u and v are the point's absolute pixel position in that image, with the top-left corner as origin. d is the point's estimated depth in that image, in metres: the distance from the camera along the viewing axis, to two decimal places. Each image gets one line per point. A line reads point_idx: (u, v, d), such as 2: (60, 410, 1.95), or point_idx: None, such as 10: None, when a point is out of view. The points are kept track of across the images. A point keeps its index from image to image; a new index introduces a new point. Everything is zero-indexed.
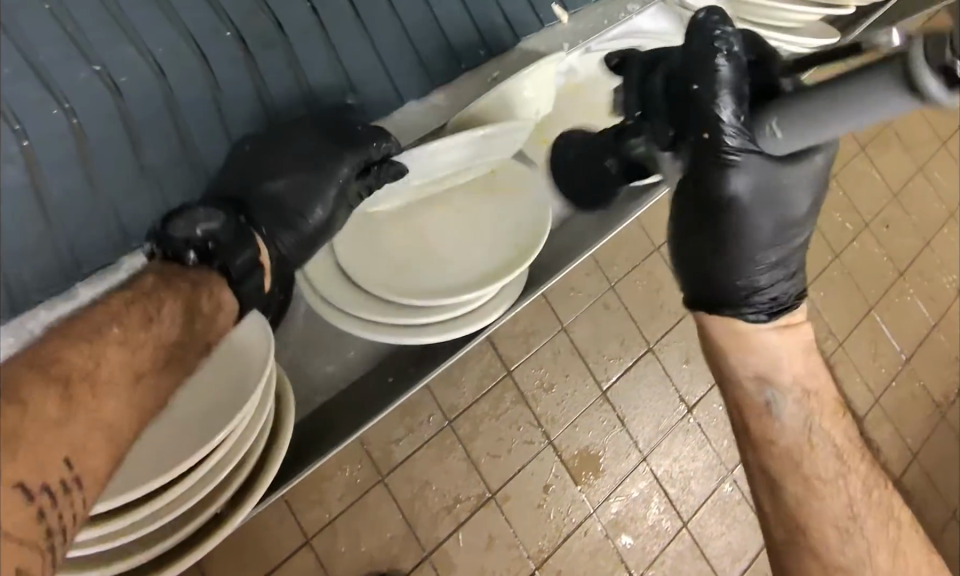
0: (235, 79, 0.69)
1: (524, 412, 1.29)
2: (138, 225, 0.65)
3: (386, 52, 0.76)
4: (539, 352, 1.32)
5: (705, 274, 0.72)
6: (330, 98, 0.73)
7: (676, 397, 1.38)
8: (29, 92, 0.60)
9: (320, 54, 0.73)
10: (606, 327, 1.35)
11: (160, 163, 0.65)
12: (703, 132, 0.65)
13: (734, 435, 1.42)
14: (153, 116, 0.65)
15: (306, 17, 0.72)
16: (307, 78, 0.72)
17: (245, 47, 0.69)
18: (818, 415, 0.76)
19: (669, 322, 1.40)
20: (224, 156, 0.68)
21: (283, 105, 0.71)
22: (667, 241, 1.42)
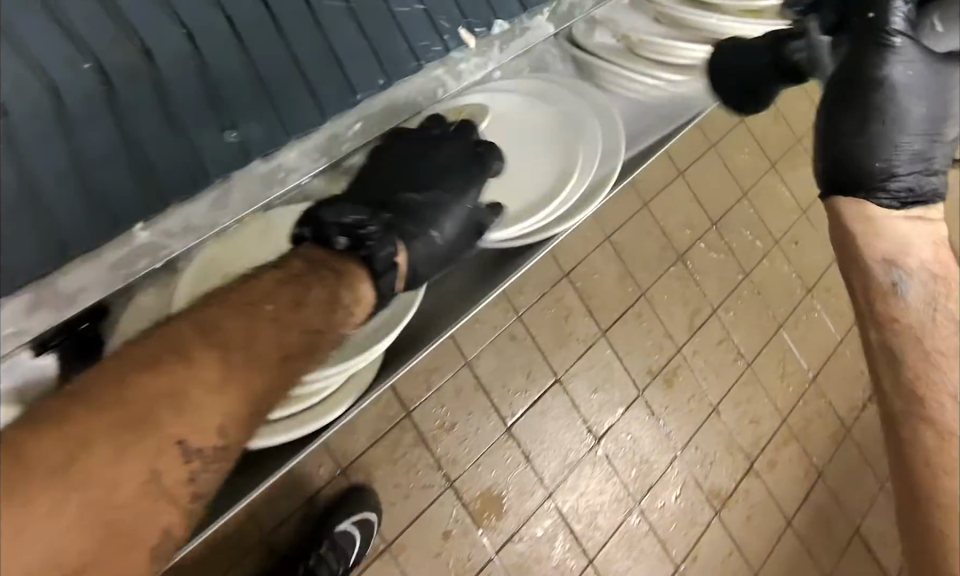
0: (127, 91, 0.52)
1: (423, 455, 1.18)
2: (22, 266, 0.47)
3: (280, 70, 0.57)
4: (441, 391, 1.21)
5: (840, 163, 0.59)
6: (208, 130, 0.54)
7: (583, 429, 1.30)
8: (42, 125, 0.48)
9: (197, 76, 0.54)
10: (512, 360, 1.25)
11: (79, 183, 0.49)
12: (867, 13, 0.57)
13: (643, 463, 1.35)
14: (86, 117, 0.50)
15: (217, 20, 0.55)
16: (216, 80, 0.55)
17: (144, 47, 0.52)
18: (947, 293, 0.56)
19: (578, 349, 1.30)
20: (127, 183, 0.51)
21: (191, 115, 0.54)
22: (577, 266, 1.32)
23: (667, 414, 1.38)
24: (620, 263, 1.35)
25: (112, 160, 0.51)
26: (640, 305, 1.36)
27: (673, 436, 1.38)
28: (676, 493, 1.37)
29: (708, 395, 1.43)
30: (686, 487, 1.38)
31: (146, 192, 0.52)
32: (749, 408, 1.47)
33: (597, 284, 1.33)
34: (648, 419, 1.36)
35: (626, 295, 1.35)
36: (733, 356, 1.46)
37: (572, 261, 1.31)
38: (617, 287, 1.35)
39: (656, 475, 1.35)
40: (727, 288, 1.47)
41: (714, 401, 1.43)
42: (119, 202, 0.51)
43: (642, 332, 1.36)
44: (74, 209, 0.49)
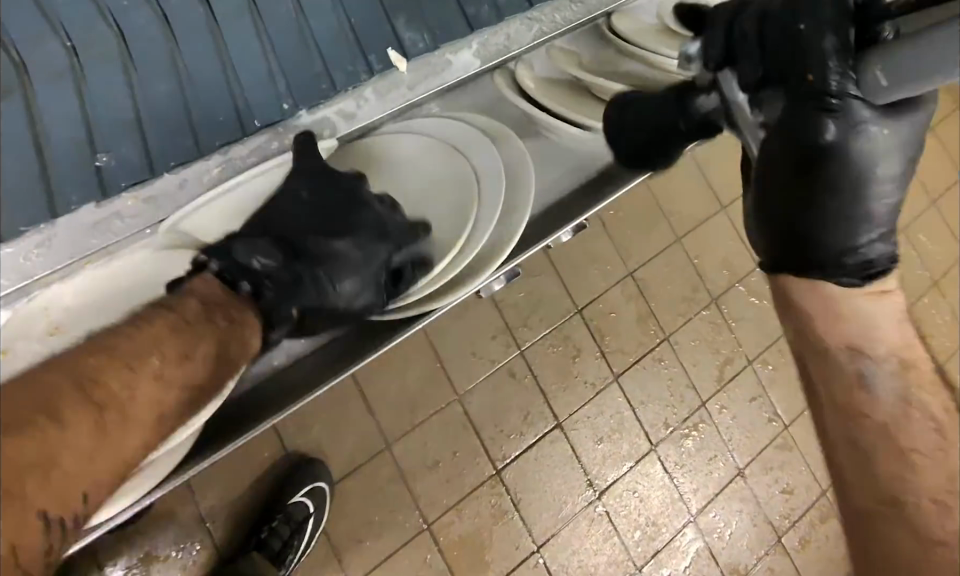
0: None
1: (400, 493, 1.08)
2: None
3: (156, 102, 0.55)
4: (425, 426, 1.11)
5: (788, 236, 0.50)
6: (70, 162, 0.52)
7: (582, 481, 1.18)
8: None
9: (67, 102, 0.52)
10: (508, 399, 1.15)
11: None
12: (804, 73, 0.46)
13: (650, 525, 1.21)
14: None
15: (105, 39, 0.54)
16: (89, 111, 0.53)
17: (17, 66, 0.51)
18: (915, 383, 0.53)
19: (585, 394, 1.18)
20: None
21: (58, 141, 0.52)
22: (592, 302, 1.20)
23: (683, 473, 1.24)
24: (643, 302, 1.23)
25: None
26: (661, 349, 1.23)
27: (688, 498, 1.24)
28: (685, 562, 1.22)
29: (733, 456, 1.27)
30: (698, 557, 1.23)
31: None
32: (782, 475, 1.31)
33: (614, 323, 1.21)
34: (661, 477, 1.22)
35: (646, 337, 1.22)
36: (768, 416, 1.30)
37: (587, 296, 1.20)
38: (637, 328, 1.22)
39: (664, 540, 1.21)
40: (767, 340, 1.31)
41: (740, 463, 1.28)
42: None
43: (661, 381, 1.23)
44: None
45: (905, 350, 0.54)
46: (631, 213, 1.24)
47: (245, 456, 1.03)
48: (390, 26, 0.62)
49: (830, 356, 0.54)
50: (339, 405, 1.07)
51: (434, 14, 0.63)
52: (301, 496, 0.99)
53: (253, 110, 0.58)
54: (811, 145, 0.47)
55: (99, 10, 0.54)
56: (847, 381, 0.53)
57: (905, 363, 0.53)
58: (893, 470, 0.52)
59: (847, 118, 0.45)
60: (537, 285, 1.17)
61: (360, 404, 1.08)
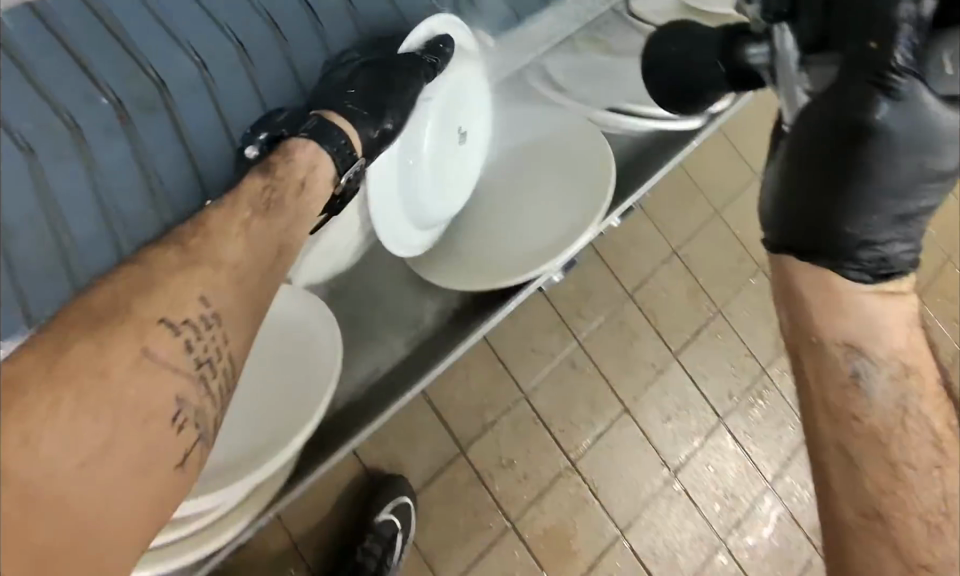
0: (154, 128, 0.56)
1: (480, 494, 1.11)
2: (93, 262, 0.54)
3: None
4: (497, 426, 1.13)
5: (806, 214, 0.48)
6: (220, 171, 0.61)
7: (656, 461, 1.19)
8: (109, 143, 0.54)
9: (204, 113, 0.59)
10: (572, 390, 1.17)
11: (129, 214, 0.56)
12: (870, 42, 0.43)
13: (728, 497, 1.22)
14: (156, 155, 0.57)
15: (224, 44, 0.59)
16: (222, 113, 0.60)
17: (164, 93, 0.56)
18: (916, 390, 0.49)
19: (647, 376, 1.20)
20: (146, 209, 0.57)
21: (199, 145, 0.59)
22: (641, 285, 1.22)
23: (754, 441, 1.25)
24: (692, 278, 1.24)
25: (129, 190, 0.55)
26: (716, 322, 1.24)
27: (761, 465, 1.25)
28: (768, 529, 1.23)
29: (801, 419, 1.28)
30: (780, 523, 1.24)
31: (156, 219, 0.58)
32: None
33: (665, 303, 1.22)
34: (732, 448, 1.24)
35: (699, 312, 1.24)
36: None
37: (636, 280, 1.21)
38: (689, 305, 1.23)
39: (744, 510, 1.22)
40: None
41: None
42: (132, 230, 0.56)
43: (720, 354, 1.24)
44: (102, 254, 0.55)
45: (909, 355, 0.50)
46: (667, 195, 1.26)
47: (331, 478, 1.05)
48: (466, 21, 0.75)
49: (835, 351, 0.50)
50: (412, 416, 1.10)
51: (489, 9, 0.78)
52: (388, 515, 1.00)
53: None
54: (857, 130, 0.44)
55: (216, 21, 0.58)
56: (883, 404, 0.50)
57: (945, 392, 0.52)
58: (887, 484, 0.48)
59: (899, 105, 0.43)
60: (585, 275, 1.19)
61: (431, 414, 1.11)
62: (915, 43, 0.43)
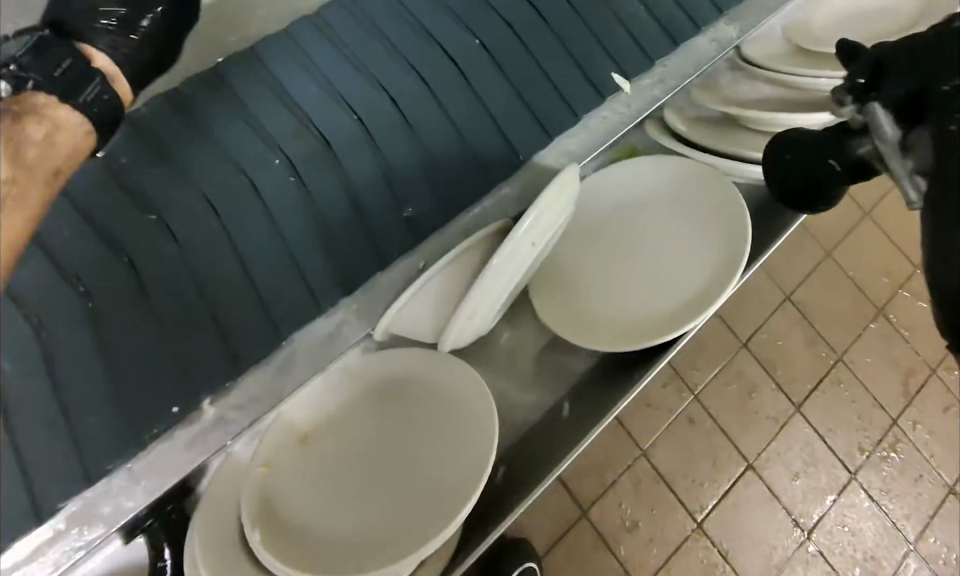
0: (326, 185, 0.68)
1: (606, 560, 1.05)
2: (289, 308, 0.63)
3: (431, 149, 0.71)
4: (618, 485, 1.09)
5: None
6: (387, 216, 0.68)
7: (788, 521, 1.12)
8: (293, 208, 0.66)
9: (370, 169, 0.69)
10: (693, 447, 1.12)
11: (318, 265, 0.65)
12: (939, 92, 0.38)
13: (869, 560, 1.13)
14: (331, 214, 0.67)
15: (389, 113, 0.72)
16: (387, 167, 0.70)
17: (330, 151, 0.69)
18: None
19: (770, 430, 1.15)
20: (326, 259, 0.66)
21: (367, 196, 0.68)
22: (755, 335, 1.18)
23: (891, 499, 1.17)
24: (808, 326, 1.20)
25: (312, 243, 0.66)
26: (838, 371, 1.19)
27: (901, 525, 1.16)
28: None
29: (940, 473, 1.20)
30: None
31: (333, 267, 0.66)
32: None
33: (782, 353, 1.18)
34: (868, 507, 1.16)
35: (819, 361, 1.19)
36: None
37: (749, 329, 1.18)
38: (808, 354, 1.19)
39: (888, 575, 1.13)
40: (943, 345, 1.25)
41: (948, 480, 1.20)
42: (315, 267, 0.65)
43: (844, 404, 1.18)
44: (295, 297, 0.64)
45: None
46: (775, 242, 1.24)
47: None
48: (606, 62, 0.79)
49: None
50: None
51: (620, 50, 0.80)
52: None
53: (521, 142, 0.74)
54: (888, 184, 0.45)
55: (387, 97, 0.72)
56: None
57: None
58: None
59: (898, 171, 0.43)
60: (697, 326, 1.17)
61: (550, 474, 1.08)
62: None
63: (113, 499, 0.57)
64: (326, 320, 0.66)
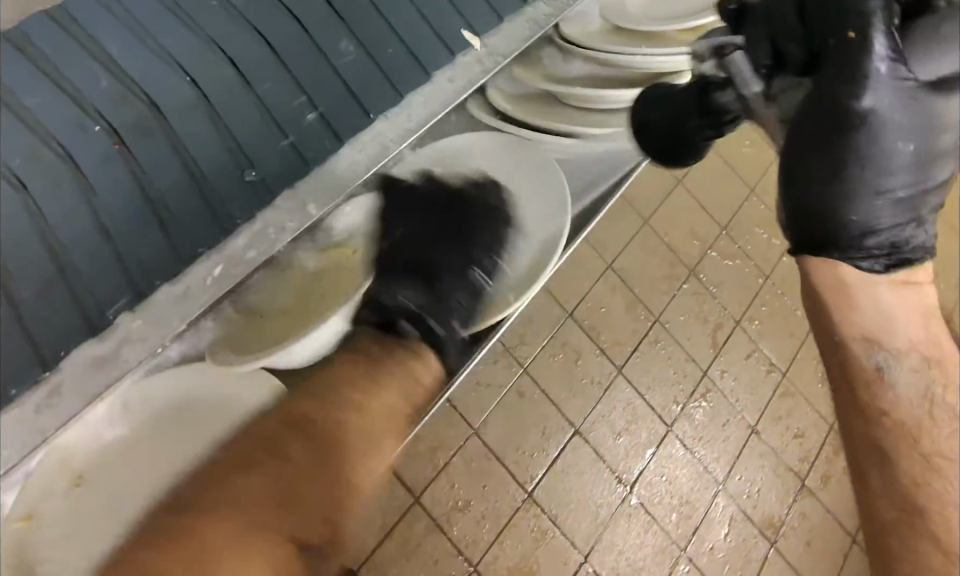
0: (108, 176, 0.53)
1: (440, 542, 1.05)
2: (62, 328, 0.51)
3: (250, 132, 0.58)
4: (450, 467, 1.07)
5: (806, 227, 0.50)
6: (199, 212, 0.56)
7: (612, 479, 1.17)
8: (68, 203, 0.52)
9: (167, 153, 0.55)
10: (522, 420, 1.12)
11: (91, 271, 0.52)
12: (847, 32, 0.46)
13: (683, 504, 1.21)
14: (123, 204, 0.53)
15: (222, 68, 0.58)
16: (196, 161, 0.56)
17: (119, 138, 0.54)
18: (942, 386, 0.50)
19: (594, 395, 1.17)
20: (112, 278, 0.52)
21: (175, 195, 0.55)
22: (581, 303, 1.19)
23: (702, 445, 1.25)
24: (628, 290, 1.23)
25: (91, 248, 0.52)
26: (655, 331, 1.23)
27: (711, 468, 1.25)
28: (724, 530, 1.23)
29: (744, 416, 1.29)
30: (735, 522, 1.24)
31: (127, 275, 0.53)
32: (791, 423, 1.33)
33: (604, 318, 1.20)
34: (683, 455, 1.23)
35: (639, 321, 1.23)
36: (765, 368, 1.32)
37: (574, 299, 1.19)
38: (627, 317, 1.22)
39: (700, 516, 1.22)
40: (747, 297, 1.33)
41: (751, 421, 1.29)
42: (105, 287, 0.52)
43: (662, 364, 1.23)
44: (71, 323, 0.51)
45: (925, 347, 0.52)
46: None
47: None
48: (453, 17, 0.69)
49: (845, 348, 0.52)
50: None
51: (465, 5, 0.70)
52: None
53: (338, 120, 0.62)
54: (842, 117, 0.47)
55: (210, 46, 0.58)
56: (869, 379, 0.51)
57: (928, 360, 0.51)
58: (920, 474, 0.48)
59: (884, 82, 0.46)
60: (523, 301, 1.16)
61: None
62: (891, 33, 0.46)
63: None
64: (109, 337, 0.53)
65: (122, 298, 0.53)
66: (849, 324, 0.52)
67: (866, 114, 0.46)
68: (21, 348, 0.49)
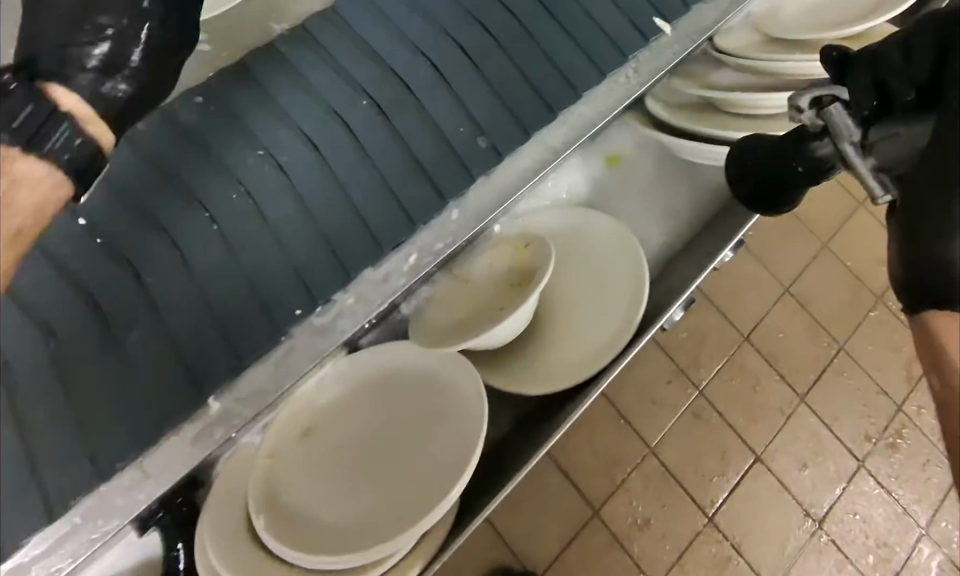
0: (378, 139, 0.64)
1: (620, 558, 1.06)
2: (358, 255, 0.60)
3: (481, 104, 0.67)
4: (628, 483, 1.10)
5: None
6: (448, 173, 0.64)
7: (799, 511, 1.13)
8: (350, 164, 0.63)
9: (415, 123, 0.65)
10: (699, 442, 1.13)
11: (379, 217, 0.62)
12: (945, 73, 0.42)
13: (880, 547, 1.14)
14: (392, 165, 0.64)
15: (456, 53, 0.69)
16: (442, 132, 0.66)
17: (382, 112, 0.65)
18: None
19: (776, 422, 1.16)
20: (392, 217, 0.62)
21: (431, 158, 0.64)
22: (757, 327, 1.20)
23: (900, 485, 1.17)
24: (808, 316, 1.22)
25: (395, 196, 0.63)
26: (839, 360, 1.21)
27: (912, 511, 1.17)
28: None
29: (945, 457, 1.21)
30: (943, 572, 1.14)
31: (405, 213, 0.62)
32: None
33: (783, 344, 1.20)
34: (878, 494, 1.16)
35: (821, 348, 1.21)
36: None
37: (750, 323, 1.20)
38: (807, 344, 1.21)
39: (901, 561, 1.14)
40: None
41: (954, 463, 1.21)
42: (353, 248, 0.60)
43: (849, 394, 1.19)
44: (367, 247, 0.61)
45: None
46: (770, 233, 1.26)
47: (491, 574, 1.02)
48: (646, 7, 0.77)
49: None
50: (541, 475, 1.08)
51: None
52: None
53: (526, 118, 0.68)
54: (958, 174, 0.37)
55: (446, 36, 0.70)
56: None
57: None
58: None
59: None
60: (696, 324, 1.19)
61: (559, 476, 1.08)
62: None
63: (128, 493, 0.54)
64: (380, 269, 0.62)
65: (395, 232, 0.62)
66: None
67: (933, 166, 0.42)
68: (328, 265, 0.59)
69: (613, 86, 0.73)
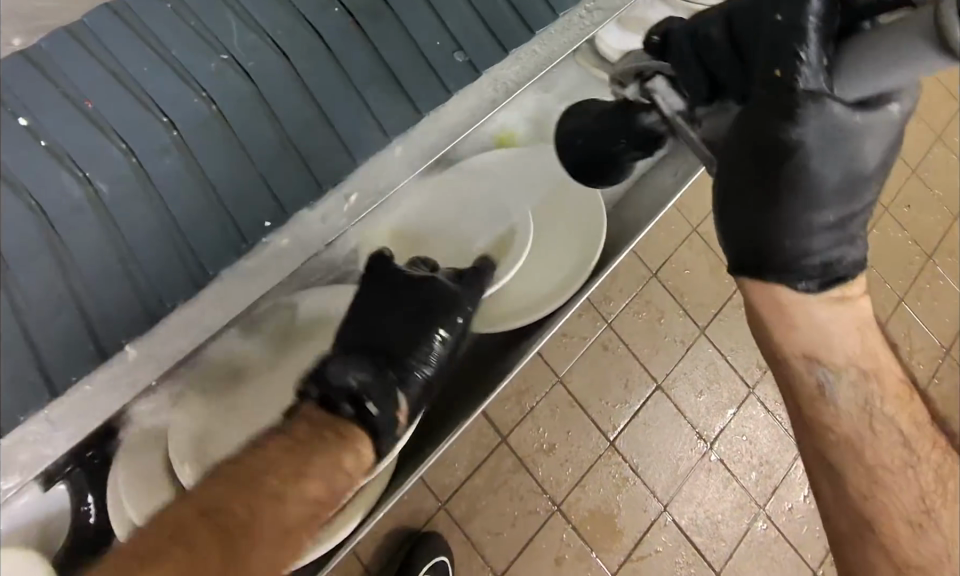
0: (350, 48, 0.64)
1: (525, 481, 1.12)
2: (291, 191, 0.61)
3: (446, 23, 0.68)
4: (536, 411, 1.15)
5: (744, 235, 0.51)
6: (390, 103, 0.64)
7: (692, 435, 1.21)
8: (284, 85, 0.61)
9: (393, 36, 0.66)
10: (606, 371, 1.19)
11: (305, 139, 0.61)
12: (776, 67, 0.46)
13: (763, 464, 1.24)
14: (335, 88, 0.63)
15: None
16: (417, 43, 0.66)
17: (354, 20, 0.65)
18: (878, 393, 0.56)
19: (677, 352, 1.23)
20: (332, 148, 0.62)
21: (400, 68, 0.65)
22: (665, 263, 1.25)
23: (783, 409, 1.27)
24: (712, 253, 1.27)
25: (347, 117, 0.63)
26: (738, 295, 1.28)
27: (793, 432, 1.27)
28: (804, 493, 1.25)
29: None
30: None
31: (341, 144, 0.62)
32: None
33: (688, 280, 1.25)
34: (764, 417, 1.26)
35: (721, 284, 1.27)
36: None
37: (657, 259, 1.25)
38: (709, 280, 1.27)
39: (779, 477, 1.24)
40: None
41: None
42: (289, 185, 0.61)
43: (744, 327, 1.27)
44: (302, 180, 0.61)
45: (867, 359, 0.56)
46: None
47: (405, 505, 1.08)
48: None
49: (791, 369, 0.56)
50: None
51: None
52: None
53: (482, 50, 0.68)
54: (772, 145, 0.46)
55: None
56: (811, 392, 0.56)
57: (866, 374, 0.56)
58: (868, 488, 0.55)
59: (822, 118, 0.45)
60: None
61: None
62: (821, 60, 0.46)
63: (32, 447, 0.55)
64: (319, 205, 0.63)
65: (334, 164, 0.62)
66: (792, 340, 0.55)
67: (793, 142, 0.46)
68: (263, 194, 0.60)
69: (567, 26, 0.73)
